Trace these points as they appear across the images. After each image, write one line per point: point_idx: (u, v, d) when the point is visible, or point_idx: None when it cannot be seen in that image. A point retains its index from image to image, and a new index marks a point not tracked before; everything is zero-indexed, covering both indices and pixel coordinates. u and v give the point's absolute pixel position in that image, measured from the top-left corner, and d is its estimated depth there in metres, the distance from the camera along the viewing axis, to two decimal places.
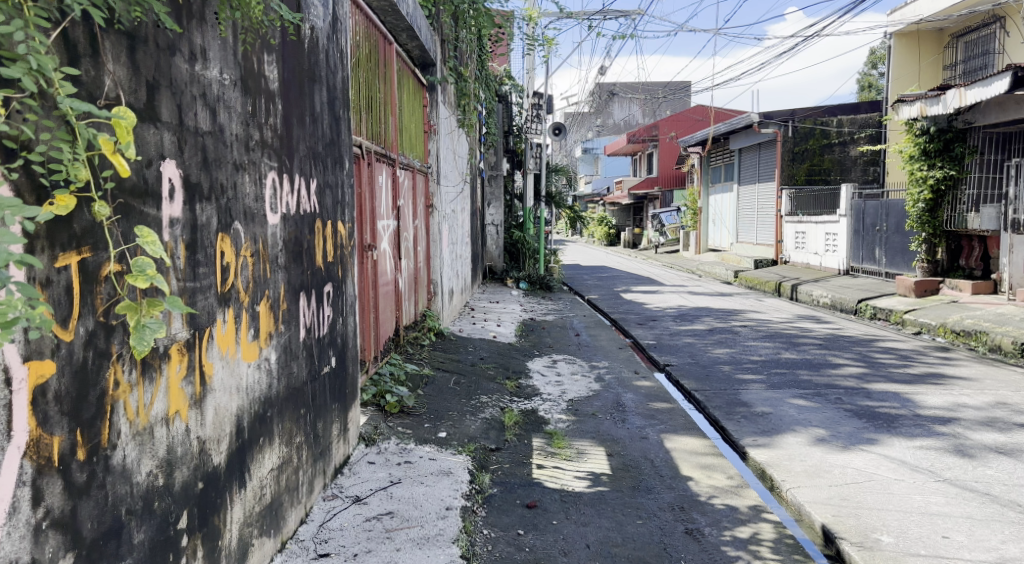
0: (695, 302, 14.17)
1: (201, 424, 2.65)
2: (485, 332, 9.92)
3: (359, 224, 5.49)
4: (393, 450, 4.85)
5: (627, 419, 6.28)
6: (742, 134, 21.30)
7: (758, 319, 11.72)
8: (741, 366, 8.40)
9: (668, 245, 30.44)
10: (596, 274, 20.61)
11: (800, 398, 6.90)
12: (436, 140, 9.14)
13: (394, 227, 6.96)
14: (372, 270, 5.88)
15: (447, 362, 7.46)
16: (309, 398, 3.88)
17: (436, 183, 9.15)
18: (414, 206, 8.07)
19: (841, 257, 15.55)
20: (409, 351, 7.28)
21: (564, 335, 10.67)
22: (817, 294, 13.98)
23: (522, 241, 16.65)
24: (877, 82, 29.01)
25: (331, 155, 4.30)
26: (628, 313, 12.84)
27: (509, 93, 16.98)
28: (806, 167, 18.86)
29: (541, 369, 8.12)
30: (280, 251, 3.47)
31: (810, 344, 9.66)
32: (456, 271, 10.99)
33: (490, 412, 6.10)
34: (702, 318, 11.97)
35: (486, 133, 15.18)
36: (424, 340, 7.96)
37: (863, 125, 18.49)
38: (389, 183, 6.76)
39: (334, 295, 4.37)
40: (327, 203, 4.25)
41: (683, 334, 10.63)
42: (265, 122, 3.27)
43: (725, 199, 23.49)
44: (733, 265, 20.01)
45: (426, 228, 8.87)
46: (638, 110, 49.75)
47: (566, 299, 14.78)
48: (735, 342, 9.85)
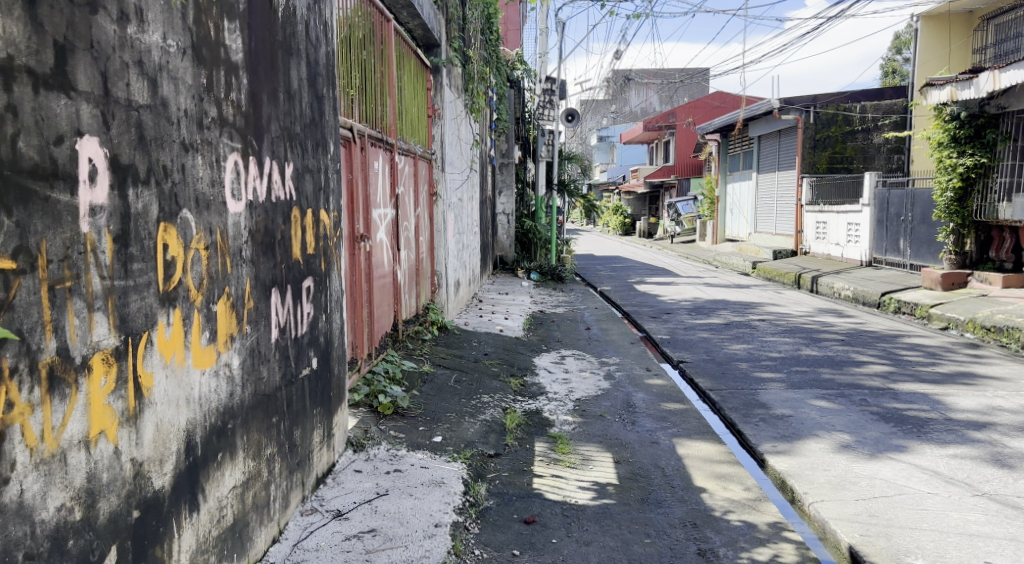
0: (711, 295, 13.75)
1: (136, 444, 2.32)
2: (492, 326, 9.57)
3: (350, 212, 5.16)
4: (382, 458, 4.49)
5: (637, 422, 5.90)
6: (762, 122, 20.80)
7: (776, 313, 11.30)
8: (759, 363, 8.00)
9: (684, 235, 29.97)
10: (609, 264, 20.20)
11: (822, 400, 6.49)
12: (440, 125, 8.77)
13: (393, 216, 6.63)
14: (366, 263, 5.55)
15: (449, 358, 7.12)
16: (283, 404, 3.52)
17: (441, 169, 8.79)
18: (416, 194, 7.73)
19: (863, 248, 15.08)
20: (408, 348, 6.95)
21: (573, 328, 10.31)
22: (839, 286, 13.51)
23: (534, 230, 16.30)
24: (901, 67, 28.33)
25: (311, 137, 3.94)
26: (641, 305, 12.44)
27: (521, 79, 16.88)
28: (827, 155, 18.31)
29: (548, 365, 7.76)
30: (245, 243, 3.11)
31: (832, 339, 9.23)
32: (463, 262, 10.64)
33: (491, 413, 5.74)
34: (718, 311, 11.56)
35: (496, 119, 14.80)
36: (426, 335, 7.62)
37: (888, 112, 18.00)
38: (387, 170, 6.42)
39: (316, 290, 4.01)
40: (306, 190, 3.89)
41: (698, 328, 10.22)
42: (225, 97, 2.92)
43: (743, 188, 23.00)
44: (751, 256, 19.55)
45: (430, 217, 8.53)
46: (655, 97, 49.10)
47: (578, 291, 14.39)
48: (753, 337, 9.45)
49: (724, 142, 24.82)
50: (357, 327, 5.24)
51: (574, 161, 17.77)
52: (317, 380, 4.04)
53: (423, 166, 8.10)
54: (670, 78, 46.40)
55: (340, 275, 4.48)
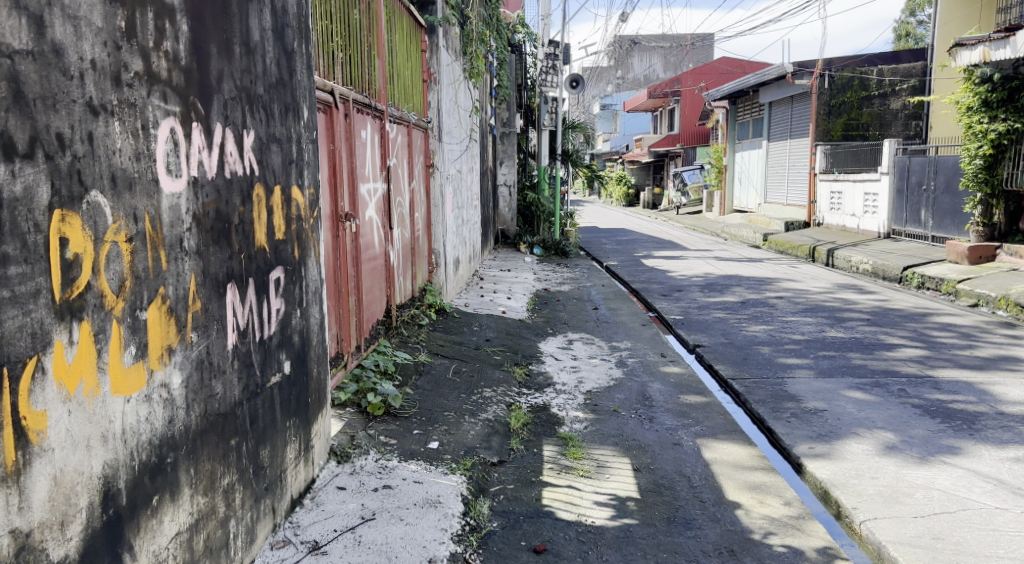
0: (723, 270, 13.16)
1: (17, 508, 1.82)
2: (494, 308, 8.99)
3: (331, 188, 4.57)
4: (370, 470, 3.90)
5: (655, 418, 5.32)
6: (772, 87, 20.08)
7: (794, 290, 10.74)
8: (782, 348, 7.43)
9: (690, 206, 29.37)
10: (614, 237, 19.58)
11: (856, 391, 5.91)
12: (437, 90, 8.15)
13: (383, 192, 6.02)
14: (353, 243, 4.96)
15: (447, 346, 6.54)
16: (244, 422, 2.93)
17: (437, 139, 8.18)
18: (410, 166, 7.12)
19: (880, 220, 14.57)
20: (403, 336, 6.37)
21: (580, 308, 9.72)
22: (857, 260, 12.93)
23: (537, 203, 15.67)
24: (915, 30, 27.88)
25: (276, 101, 3.35)
26: (651, 282, 11.87)
27: (523, 43, 16.27)
28: (842, 121, 17.70)
29: (555, 352, 7.18)
30: (188, 230, 2.52)
31: (857, 320, 8.64)
32: (463, 238, 10.06)
33: (494, 410, 5.15)
34: (731, 289, 10.99)
35: (496, 86, 14.15)
36: (423, 319, 7.04)
37: (905, 75, 17.25)
38: (376, 140, 5.81)
39: (287, 282, 3.41)
40: (272, 162, 3.29)
41: (713, 307, 9.65)
42: (156, 46, 2.33)
43: (752, 156, 22.34)
44: (761, 228, 18.95)
45: (425, 190, 7.92)
46: (658, 63, 48.20)
47: (583, 266, 13.79)
48: (772, 318, 8.89)
49: (732, 109, 24.09)
50: (341, 317, 4.65)
51: (578, 130, 17.03)
52: (291, 388, 3.45)
53: (418, 134, 7.47)
54: (674, 44, 45.49)
55: (320, 262, 3.90)
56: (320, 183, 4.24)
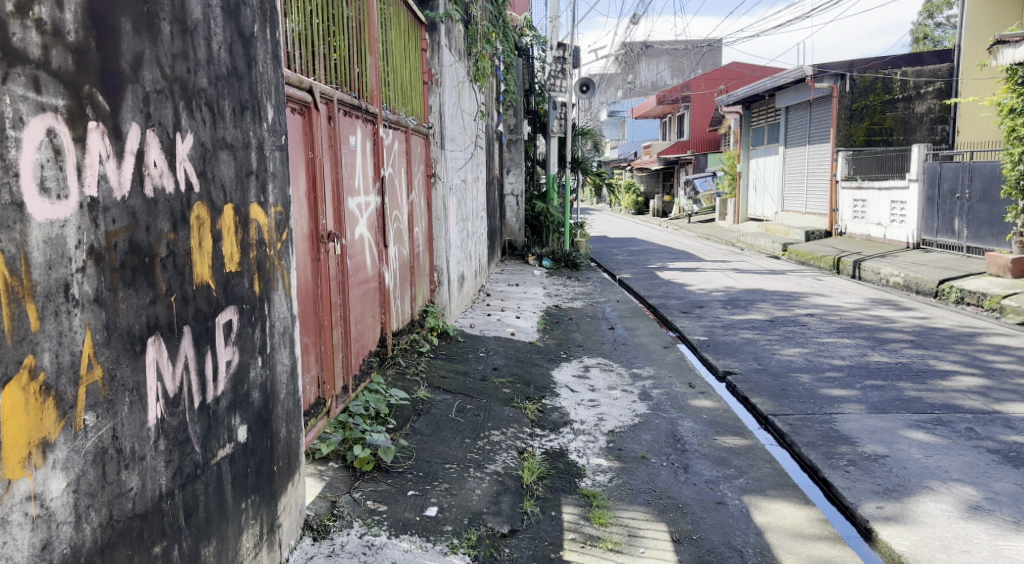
0: (745, 283, 12.45)
1: None
2: (501, 329, 8.27)
3: (309, 203, 3.85)
4: (351, 550, 3.19)
5: (690, 467, 4.59)
6: (790, 91, 19.38)
7: (825, 307, 10.10)
8: (823, 377, 6.72)
9: (702, 214, 28.71)
10: (625, 247, 18.86)
11: (918, 431, 5.19)
12: (439, 92, 7.46)
13: (377, 206, 5.31)
14: (338, 267, 4.24)
15: (449, 378, 5.82)
16: (176, 519, 2.22)
17: (439, 146, 7.49)
18: (409, 176, 6.42)
19: (909, 229, 14.08)
20: (398, 368, 5.64)
21: (594, 328, 8.99)
22: (886, 272, 12.38)
23: (546, 213, 15.08)
24: (934, 32, 27.26)
25: (226, 97, 2.64)
26: (669, 297, 11.17)
27: (530, 47, 15.59)
28: (865, 126, 17.07)
29: (570, 382, 6.43)
30: (79, 271, 1.85)
31: (900, 343, 7.94)
32: (467, 253, 9.35)
33: (503, 459, 4.42)
34: (756, 305, 10.28)
35: (503, 91, 13.56)
36: (423, 346, 6.32)
37: (930, 79, 16.75)
38: (368, 146, 5.10)
39: (241, 326, 2.69)
40: (223, 174, 2.59)
41: (739, 327, 8.94)
42: (17, 15, 1.71)
43: (768, 162, 21.66)
44: (780, 237, 18.27)
45: (425, 203, 7.21)
46: (666, 69, 47.62)
47: (595, 279, 13.14)
48: (806, 340, 8.22)
49: (746, 114, 23.41)
50: (322, 355, 3.93)
51: (588, 136, 16.32)
52: (248, 460, 2.73)
53: (417, 142, 6.78)
54: (683, 49, 44.90)
55: (293, 296, 3.18)
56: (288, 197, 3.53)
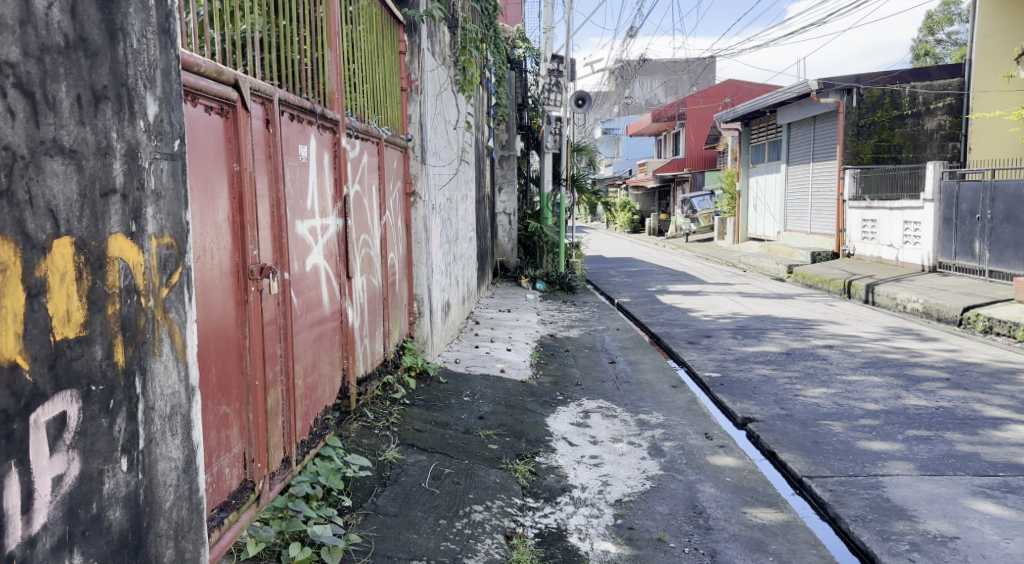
0: (752, 309, 11.64)
1: None
2: (489, 365, 7.38)
3: (233, 229, 2.99)
4: None
5: (718, 553, 3.72)
6: (792, 107, 18.65)
7: (844, 337, 9.29)
8: (859, 426, 5.87)
9: (700, 233, 27.96)
10: (623, 268, 18.04)
11: (985, 501, 4.34)
12: (420, 100, 6.56)
13: (339, 231, 4.42)
14: (277, 311, 3.38)
15: (425, 433, 4.92)
16: None
17: (420, 160, 6.59)
18: (383, 196, 5.55)
19: (924, 251, 13.32)
20: (364, 423, 4.76)
21: (593, 362, 8.13)
22: (903, 298, 11.61)
23: (540, 232, 14.07)
24: (935, 48, 26.59)
25: (62, 83, 1.81)
26: (672, 325, 10.34)
27: (523, 59, 14.75)
28: (872, 143, 16.27)
29: (568, 433, 5.53)
30: None
31: (935, 382, 7.12)
32: (453, 278, 8.50)
33: (485, 551, 3.53)
34: (768, 335, 9.45)
35: (494, 104, 12.79)
36: (397, 393, 5.42)
37: (941, 93, 15.99)
38: (327, 158, 4.23)
39: (84, 418, 1.85)
40: (54, 199, 1.78)
41: (753, 361, 8.11)
42: None
43: (769, 181, 20.89)
44: (784, 258, 17.50)
45: (402, 224, 6.34)
46: (660, 87, 47.02)
47: (592, 303, 12.32)
48: (830, 378, 7.39)
49: (745, 131, 22.66)
50: (251, 425, 3.06)
51: (583, 153, 15.53)
52: None
53: (392, 155, 5.91)
54: (678, 66, 44.33)
55: (191, 362, 2.30)
56: (191, 222, 2.67)
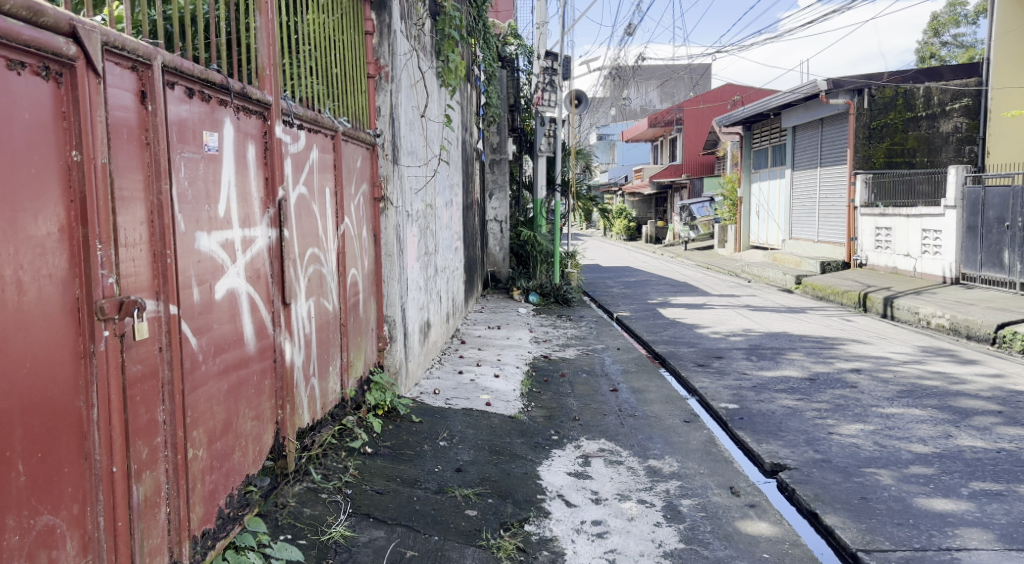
0: (765, 325, 10.69)
1: None
2: (473, 396, 6.37)
3: (72, 248, 2.20)
4: None
5: None
6: (798, 110, 17.77)
7: (872, 360, 8.35)
8: (913, 477, 4.91)
9: (699, 240, 27.06)
10: (621, 279, 17.05)
11: None
12: (392, 90, 5.53)
13: (277, 247, 3.49)
14: (159, 359, 2.50)
15: (386, 497, 3.96)
16: None
17: (392, 159, 5.59)
18: (341, 202, 4.57)
19: (945, 262, 12.41)
20: (308, 486, 3.80)
21: (592, 389, 7.16)
22: (926, 312, 10.71)
23: (533, 240, 13.06)
24: (940, 51, 25.75)
25: None
26: (678, 344, 9.38)
27: (515, 57, 13.85)
28: (885, 146, 15.23)
29: (563, 488, 4.56)
30: None
31: (987, 417, 6.18)
32: (435, 292, 7.54)
33: None
34: (786, 357, 8.50)
35: (484, 103, 11.87)
36: (355, 442, 4.44)
37: (956, 95, 15.09)
38: (253, 150, 3.27)
39: None
40: None
41: (773, 390, 7.16)
42: None
43: (772, 187, 19.98)
44: (790, 268, 16.58)
45: (368, 233, 5.35)
46: (656, 93, 46.15)
47: (588, 317, 11.39)
48: (864, 411, 6.44)
49: (747, 135, 21.70)
50: (102, 537, 2.27)
51: (579, 157, 14.56)
52: None
53: (353, 151, 4.92)
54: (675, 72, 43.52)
55: None
56: None
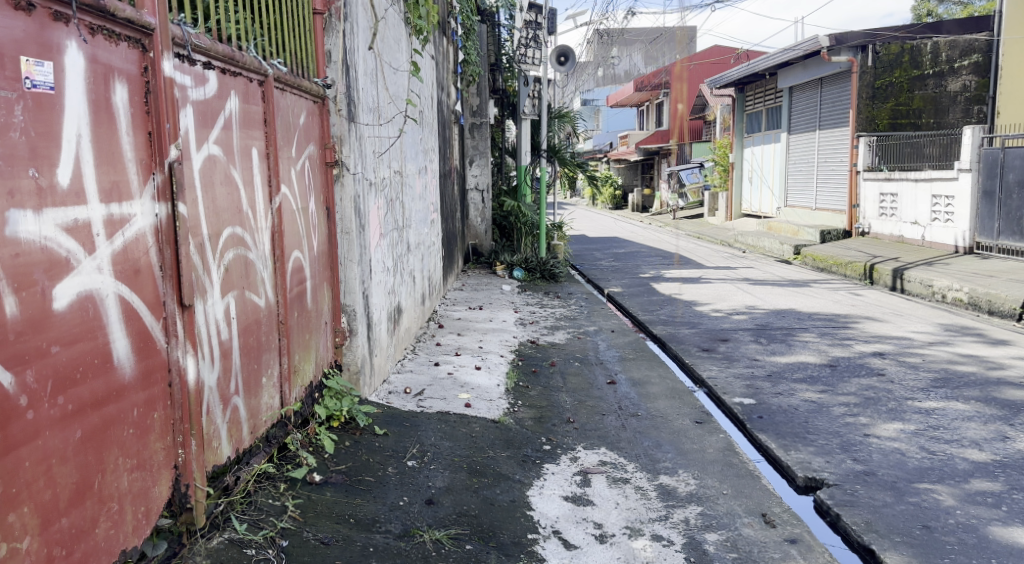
0: (769, 301, 9.82)
1: None
2: (450, 395, 5.44)
3: None
4: None
5: None
6: (795, 71, 16.85)
7: (895, 341, 7.50)
8: (979, 495, 4.07)
9: (689, 209, 26.21)
10: (609, 250, 16.13)
11: None
12: (343, 29, 4.54)
13: (171, 227, 2.64)
14: None
15: (331, 548, 3.06)
16: None
17: (347, 117, 4.63)
18: (275, 166, 3.67)
19: (958, 229, 11.57)
20: (228, 538, 2.93)
21: (587, 382, 6.27)
22: (941, 285, 9.88)
23: (517, 211, 12.19)
24: (937, 8, 24.81)
25: None
26: (677, 324, 8.50)
27: (496, 11, 12.78)
28: (890, 107, 14.36)
29: (560, 520, 3.68)
30: None
31: None
32: (408, 271, 6.62)
33: None
34: (798, 339, 7.64)
35: (462, 61, 10.89)
36: (300, 470, 3.55)
37: (966, 51, 14.20)
38: (125, 91, 2.43)
39: None
40: None
41: (790, 380, 6.29)
42: None
43: (766, 152, 19.11)
44: (787, 237, 15.76)
45: (317, 207, 4.41)
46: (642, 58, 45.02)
47: (578, 293, 10.53)
48: (899, 405, 5.59)
49: (739, 97, 20.71)
50: None
51: (565, 121, 13.55)
52: None
53: (293, 104, 4.02)
54: (661, 36, 42.47)
55: None
56: None
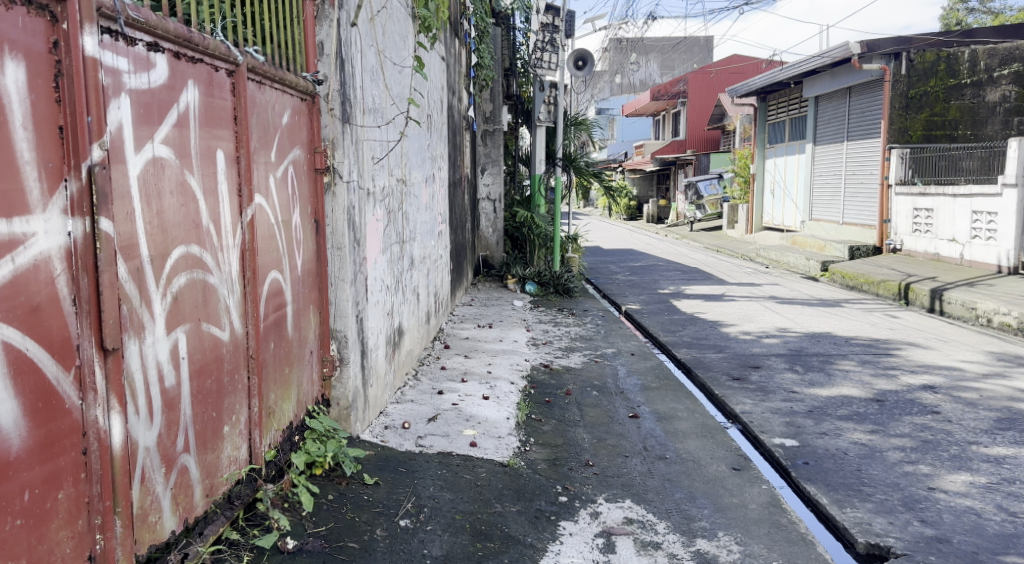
0: (800, 322, 9.15)
1: None
2: (453, 432, 4.82)
3: None
4: None
5: None
6: (822, 79, 16.18)
7: (945, 372, 6.83)
8: None
9: (707, 221, 25.54)
10: (626, 264, 15.48)
11: None
12: (337, 19, 3.94)
13: (89, 249, 2.09)
14: None
15: None
16: None
17: (339, 119, 4.02)
18: (248, 172, 3.06)
19: (1000, 248, 10.92)
20: None
21: (606, 415, 5.63)
22: (986, 309, 9.20)
23: (530, 222, 11.55)
24: (966, 18, 24.15)
25: None
26: (702, 348, 7.85)
27: (511, 13, 12.22)
28: (924, 117, 13.69)
29: None
30: None
31: None
32: (410, 288, 6.01)
33: None
34: (837, 368, 6.97)
35: (475, 63, 10.31)
36: (267, 538, 2.98)
37: (1005, 59, 13.50)
38: (21, 74, 1.91)
39: None
40: None
41: (835, 417, 5.63)
42: None
43: (790, 163, 18.44)
44: (813, 252, 15.08)
45: (303, 219, 3.81)
46: (659, 68, 44.46)
47: (594, 311, 9.89)
48: (963, 451, 4.92)
49: (762, 107, 20.06)
50: None
51: (581, 128, 12.94)
52: None
53: (274, 100, 3.43)
54: (679, 46, 41.90)
55: None
56: None
